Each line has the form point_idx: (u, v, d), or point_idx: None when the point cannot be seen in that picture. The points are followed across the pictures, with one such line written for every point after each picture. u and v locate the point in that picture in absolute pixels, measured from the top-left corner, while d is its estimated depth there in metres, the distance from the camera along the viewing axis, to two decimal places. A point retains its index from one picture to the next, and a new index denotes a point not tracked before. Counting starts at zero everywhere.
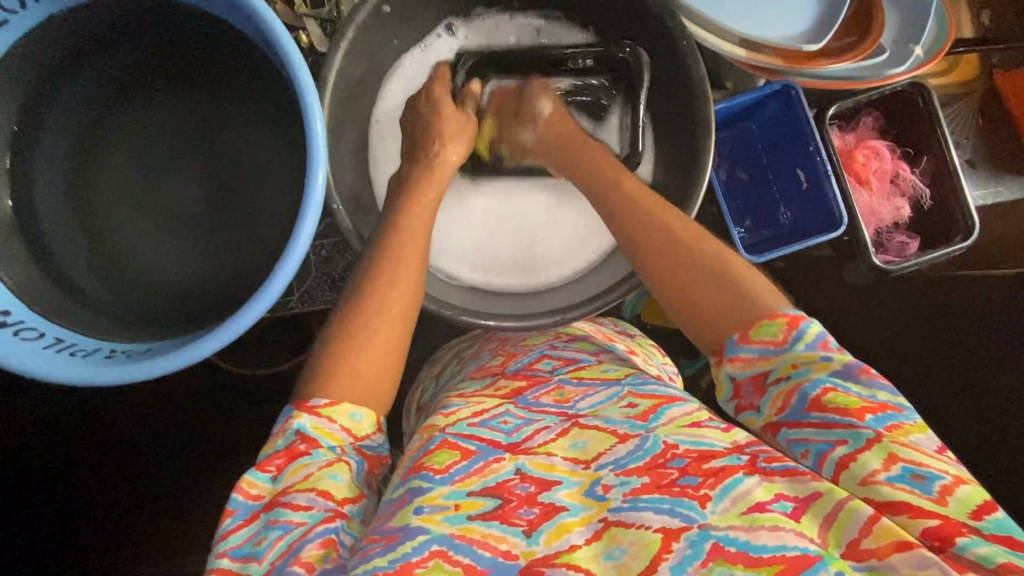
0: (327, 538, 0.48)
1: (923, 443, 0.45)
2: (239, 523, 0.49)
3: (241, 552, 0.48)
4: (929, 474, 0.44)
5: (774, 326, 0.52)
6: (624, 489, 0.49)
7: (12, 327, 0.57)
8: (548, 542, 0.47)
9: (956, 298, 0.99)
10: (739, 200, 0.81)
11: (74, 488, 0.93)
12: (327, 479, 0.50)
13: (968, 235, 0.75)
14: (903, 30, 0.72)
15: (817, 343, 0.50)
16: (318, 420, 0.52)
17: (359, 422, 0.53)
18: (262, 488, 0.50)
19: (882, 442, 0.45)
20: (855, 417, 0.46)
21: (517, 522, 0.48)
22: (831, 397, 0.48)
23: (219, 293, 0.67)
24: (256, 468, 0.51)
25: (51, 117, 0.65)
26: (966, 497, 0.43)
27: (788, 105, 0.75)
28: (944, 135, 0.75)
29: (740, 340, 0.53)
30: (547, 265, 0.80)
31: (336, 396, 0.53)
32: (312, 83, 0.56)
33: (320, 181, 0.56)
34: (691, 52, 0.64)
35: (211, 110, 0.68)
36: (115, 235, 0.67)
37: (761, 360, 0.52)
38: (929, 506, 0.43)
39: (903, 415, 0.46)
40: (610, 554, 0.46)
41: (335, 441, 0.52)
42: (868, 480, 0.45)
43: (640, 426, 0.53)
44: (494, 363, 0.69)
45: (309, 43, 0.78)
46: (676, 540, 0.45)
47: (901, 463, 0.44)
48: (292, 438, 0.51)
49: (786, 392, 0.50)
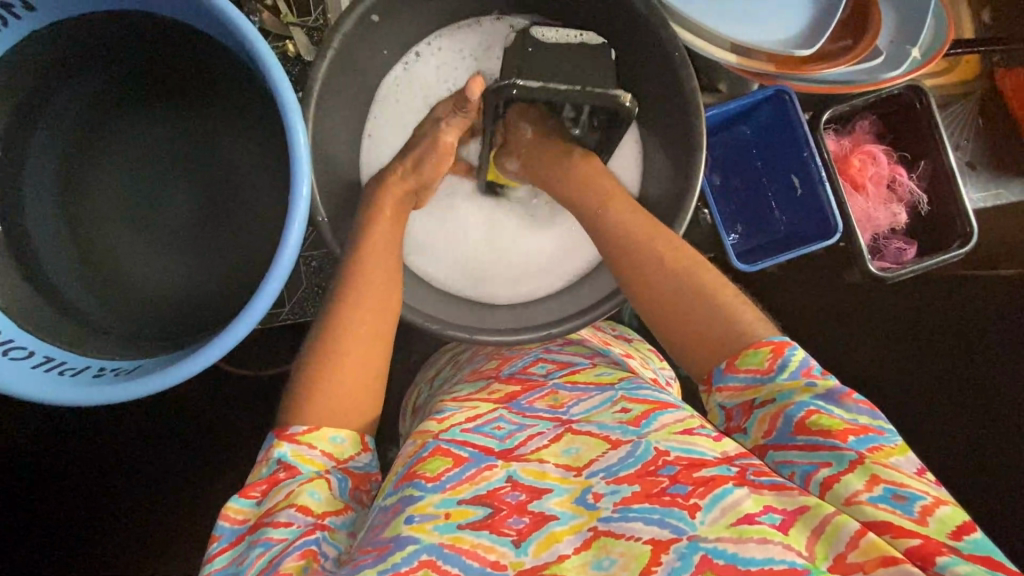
0: (305, 550, 0.47)
1: (903, 466, 0.45)
2: (225, 545, 0.49)
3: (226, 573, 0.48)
4: (909, 495, 0.43)
5: (758, 355, 0.51)
6: (614, 498, 0.48)
7: (1, 346, 0.57)
8: (536, 553, 0.46)
9: (959, 298, 0.98)
10: (734, 205, 0.80)
11: (77, 500, 0.94)
12: (305, 495, 0.50)
13: (965, 242, 0.73)
14: (901, 31, 0.71)
15: (801, 372, 0.50)
16: (298, 447, 0.52)
17: (340, 445, 0.53)
18: (248, 513, 0.51)
19: (864, 463, 0.45)
20: (838, 439, 0.46)
21: (506, 531, 0.48)
22: (814, 420, 0.48)
23: (208, 306, 0.67)
24: (240, 494, 0.51)
25: (37, 134, 0.64)
26: (944, 518, 0.42)
27: (782, 111, 0.74)
28: (942, 141, 0.74)
29: (728, 369, 0.53)
30: (540, 276, 0.80)
31: (316, 422, 0.53)
32: (294, 95, 0.56)
33: (304, 195, 0.56)
34: (683, 63, 0.63)
35: (196, 125, 0.68)
36: (104, 251, 0.67)
37: (747, 389, 0.52)
38: (910, 525, 0.42)
39: (883, 437, 0.46)
40: (599, 564, 0.45)
41: (316, 466, 0.52)
42: (851, 501, 0.45)
43: (632, 432, 0.53)
44: (490, 365, 0.69)
45: (296, 52, 0.77)
46: (665, 552, 0.44)
47: (883, 485, 0.44)
48: (275, 466, 0.51)
49: (771, 414, 0.50)
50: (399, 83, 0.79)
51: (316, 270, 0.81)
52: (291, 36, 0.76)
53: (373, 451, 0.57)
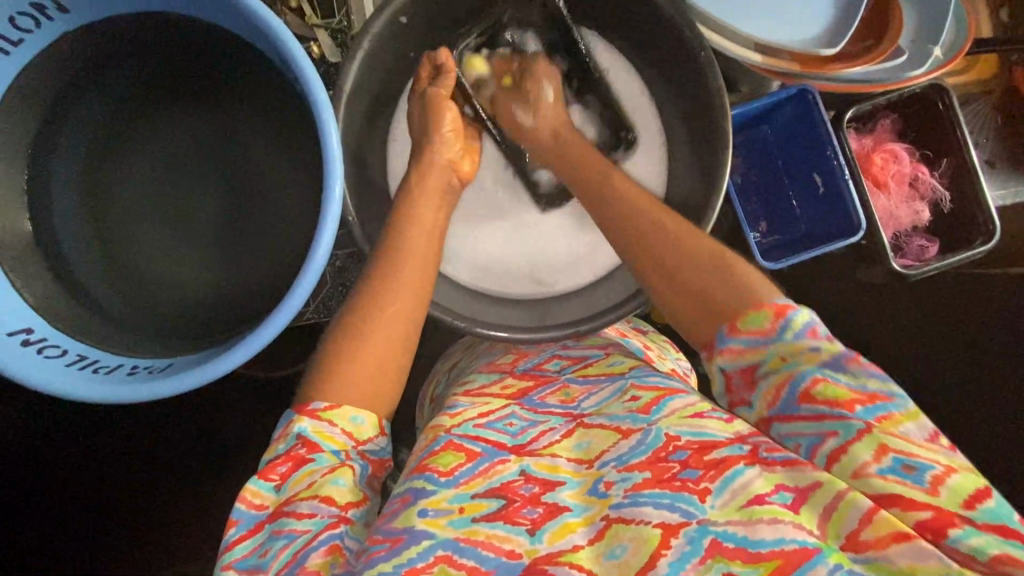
0: (332, 545, 0.48)
1: (913, 433, 0.44)
2: (243, 533, 0.50)
3: (247, 564, 0.48)
4: (919, 465, 0.43)
5: (760, 316, 0.50)
6: (625, 484, 0.49)
7: (36, 345, 0.58)
8: (551, 541, 0.47)
9: (975, 296, 0.98)
10: (755, 202, 0.81)
11: (95, 499, 0.94)
12: (329, 485, 0.50)
13: (988, 239, 0.74)
14: (922, 31, 0.72)
15: (805, 332, 0.49)
16: (318, 423, 0.52)
17: (360, 425, 0.53)
18: (266, 498, 0.51)
19: (872, 433, 0.44)
20: (844, 409, 0.45)
21: (521, 521, 0.48)
22: (821, 390, 0.46)
23: (235, 304, 0.67)
24: (258, 477, 0.51)
25: (67, 136, 0.65)
26: (958, 486, 0.42)
27: (805, 109, 0.74)
28: (965, 136, 0.75)
29: (729, 332, 0.51)
30: (563, 273, 0.80)
31: (338, 399, 0.53)
32: (326, 94, 0.56)
33: (337, 195, 0.56)
34: (710, 64, 0.63)
35: (223, 125, 0.68)
36: (132, 249, 0.67)
37: (749, 351, 0.51)
38: (923, 497, 0.42)
39: (893, 404, 0.45)
40: (611, 553, 0.46)
41: (337, 445, 0.52)
42: (860, 473, 0.44)
43: (642, 420, 0.53)
44: (506, 359, 0.69)
45: (320, 53, 0.77)
46: (674, 536, 0.45)
47: (891, 455, 0.43)
48: (293, 442, 0.52)
49: (777, 385, 0.49)
50: None
51: (340, 268, 0.81)
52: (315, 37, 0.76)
53: (388, 435, 0.56)
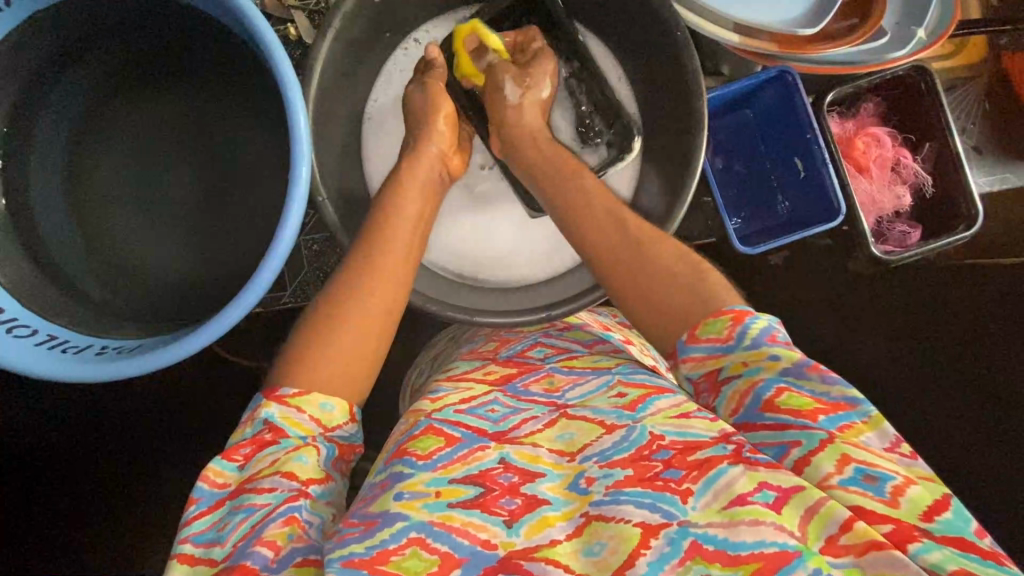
0: (289, 516, 0.47)
1: (873, 442, 0.43)
2: (204, 509, 0.48)
3: (204, 537, 0.47)
4: (881, 475, 0.42)
5: (718, 324, 0.51)
6: (607, 481, 0.48)
7: (5, 324, 0.58)
8: (529, 535, 0.46)
9: (962, 286, 0.97)
10: (734, 189, 0.80)
11: (78, 481, 0.95)
12: (294, 462, 0.49)
13: (970, 225, 0.73)
14: (907, 13, 0.70)
15: (763, 338, 0.49)
16: (286, 409, 0.51)
17: (328, 412, 0.53)
18: (228, 477, 0.50)
19: (834, 443, 0.43)
20: (807, 419, 0.45)
21: (498, 511, 0.47)
22: (784, 398, 0.46)
23: (209, 287, 0.67)
24: (221, 457, 0.50)
25: (40, 115, 0.65)
26: (918, 498, 0.41)
27: (787, 92, 0.73)
28: (947, 121, 0.73)
29: (689, 341, 0.52)
30: (543, 259, 0.79)
31: (307, 386, 0.53)
32: (295, 75, 0.55)
33: (304, 178, 0.56)
34: (686, 44, 0.62)
35: (198, 106, 0.68)
36: (106, 231, 0.67)
37: (709, 359, 0.51)
38: (882, 509, 0.41)
39: (854, 413, 0.44)
40: (589, 550, 0.45)
41: (304, 431, 0.51)
42: (823, 485, 0.43)
43: (627, 416, 0.52)
44: (488, 346, 0.69)
45: (297, 35, 0.76)
46: (655, 537, 0.44)
47: (854, 465, 0.42)
48: (259, 427, 0.51)
49: (741, 391, 0.48)
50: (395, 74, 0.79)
51: (318, 253, 0.81)
52: (292, 18, 0.75)
53: (358, 422, 0.56)
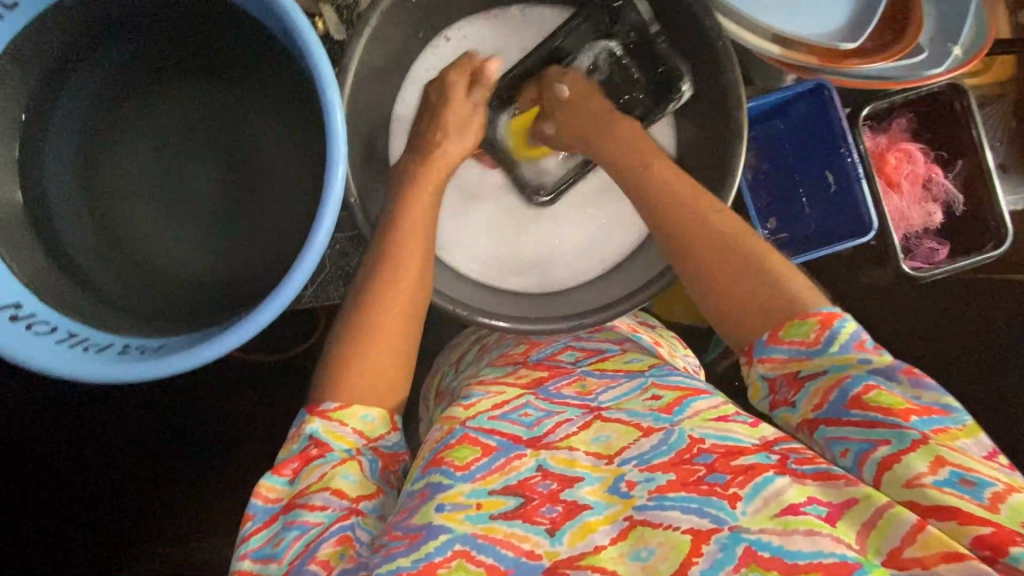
0: (342, 535, 0.47)
1: (971, 449, 0.43)
2: (259, 525, 0.48)
3: (262, 553, 0.47)
4: (978, 480, 0.41)
5: (805, 325, 0.50)
6: (649, 485, 0.47)
7: (24, 321, 0.56)
8: (572, 543, 0.46)
9: (978, 301, 0.98)
10: (765, 197, 0.80)
11: (87, 481, 0.93)
12: (340, 479, 0.49)
13: (999, 243, 0.74)
14: (943, 30, 0.71)
15: (852, 344, 0.48)
16: (329, 423, 0.51)
17: (371, 423, 0.52)
18: (280, 491, 0.50)
19: (928, 444, 0.43)
20: (899, 418, 0.44)
21: (539, 520, 0.47)
22: (873, 396, 0.45)
23: (232, 286, 0.66)
24: (270, 472, 0.50)
25: (59, 107, 0.63)
26: (1018, 505, 0.40)
27: (821, 106, 0.73)
28: (981, 139, 0.74)
29: (770, 340, 0.51)
30: (573, 263, 0.79)
31: (348, 399, 0.52)
32: (332, 73, 0.54)
33: (339, 179, 0.54)
34: (730, 59, 0.62)
35: (224, 101, 0.66)
36: (126, 227, 0.65)
37: (791, 359, 0.50)
38: (982, 513, 0.40)
39: (948, 418, 0.44)
40: (637, 555, 0.44)
41: (348, 443, 0.51)
42: (913, 483, 0.42)
43: (664, 420, 0.51)
44: (519, 350, 0.67)
45: (325, 31, 0.75)
46: (706, 543, 0.43)
47: (949, 467, 0.42)
48: (306, 443, 0.50)
49: (825, 387, 0.48)
50: (424, 71, 0.77)
51: (340, 253, 0.79)
52: (321, 14, 0.74)
53: (401, 431, 0.55)
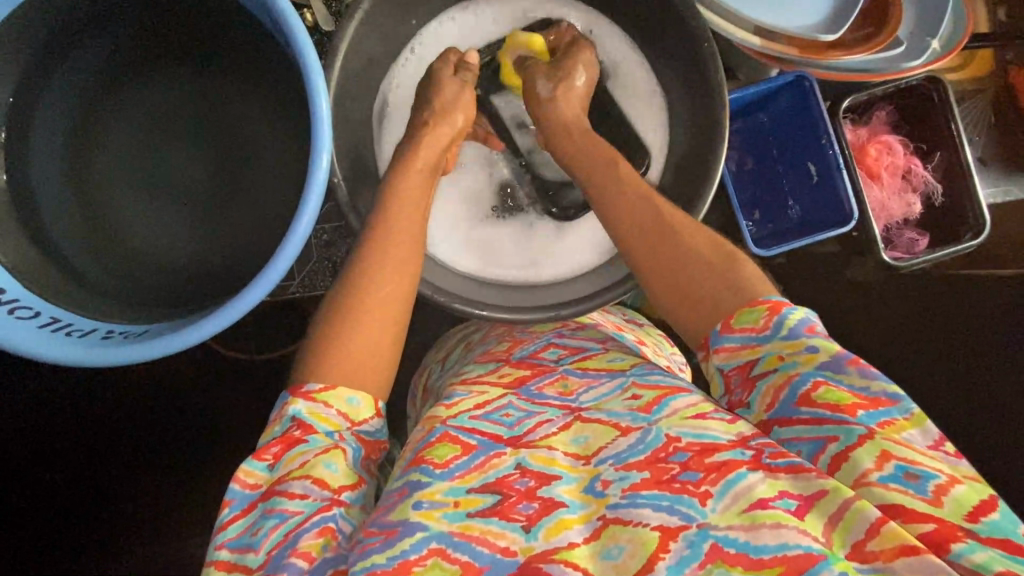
0: (323, 527, 0.47)
1: (916, 440, 0.43)
2: (238, 513, 0.48)
3: (239, 542, 0.47)
4: (923, 474, 0.42)
5: (753, 314, 0.51)
6: (624, 484, 0.47)
7: (7, 305, 0.56)
8: (547, 537, 0.46)
9: (961, 294, 0.99)
10: (749, 190, 0.81)
11: (74, 474, 0.93)
12: (322, 468, 0.49)
13: (977, 234, 0.75)
14: (920, 23, 0.72)
15: (800, 329, 0.49)
16: (314, 405, 0.51)
17: (356, 407, 0.53)
18: (259, 477, 0.49)
19: (874, 438, 0.43)
20: (846, 413, 0.44)
21: (516, 517, 0.47)
22: (821, 392, 0.46)
23: (217, 275, 0.65)
24: (252, 457, 0.50)
25: (45, 91, 0.63)
26: (961, 497, 0.41)
27: (802, 97, 0.74)
28: (959, 132, 0.75)
29: (723, 331, 0.52)
30: (555, 257, 0.79)
31: (332, 381, 0.52)
32: (318, 60, 0.54)
33: (324, 164, 0.54)
34: (712, 54, 0.63)
35: (210, 89, 0.66)
36: (111, 213, 0.65)
37: (743, 350, 0.51)
38: (924, 508, 0.41)
39: (895, 410, 0.44)
40: (608, 553, 0.44)
41: (331, 426, 0.51)
42: (860, 482, 0.43)
43: (642, 419, 0.51)
44: (502, 347, 0.68)
45: (314, 22, 0.75)
46: (674, 540, 0.44)
47: (894, 462, 0.42)
48: (288, 425, 0.50)
49: (776, 385, 0.48)
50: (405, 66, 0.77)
51: (327, 245, 0.79)
52: (309, 4, 0.74)
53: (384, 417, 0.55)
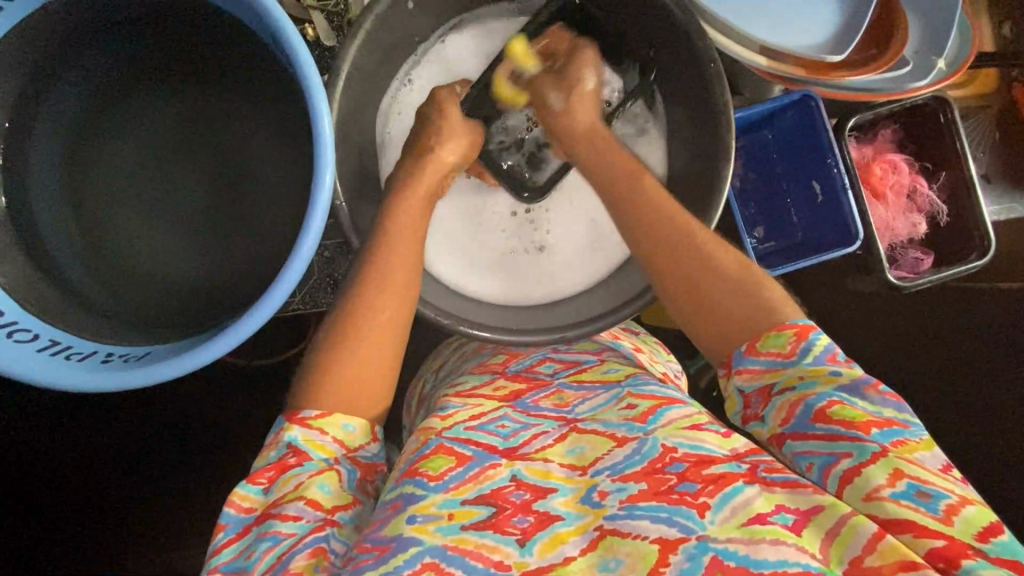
0: (316, 548, 0.47)
1: (928, 461, 0.43)
2: (232, 536, 0.48)
3: (233, 566, 0.47)
4: (934, 493, 0.42)
5: (782, 337, 0.51)
6: (620, 495, 0.47)
7: (6, 328, 0.56)
8: (542, 554, 0.45)
9: (964, 307, 0.99)
10: (753, 207, 0.81)
11: (71, 487, 0.92)
12: (316, 489, 0.48)
13: (984, 254, 0.75)
14: (925, 41, 0.71)
15: (826, 356, 0.49)
16: (309, 432, 0.51)
17: (351, 433, 0.52)
18: (254, 501, 0.49)
19: (887, 456, 0.43)
20: (860, 430, 0.45)
21: (511, 530, 0.46)
22: (836, 409, 0.46)
23: (218, 292, 0.65)
24: (246, 481, 0.50)
25: (42, 111, 0.62)
26: (971, 518, 0.41)
27: (807, 115, 0.74)
28: (965, 148, 0.75)
29: (748, 352, 0.52)
30: (564, 273, 0.78)
31: (328, 408, 0.52)
32: (320, 79, 0.54)
33: (326, 185, 0.53)
34: (718, 75, 0.62)
35: (211, 106, 0.66)
36: (110, 232, 0.65)
37: (766, 372, 0.51)
38: (934, 525, 0.41)
39: (909, 431, 0.45)
40: (605, 565, 0.44)
41: (327, 453, 0.51)
42: (871, 496, 0.43)
43: (638, 429, 0.51)
44: (497, 359, 0.67)
45: (315, 36, 0.75)
46: (673, 552, 0.43)
47: (906, 480, 0.42)
48: (284, 451, 0.50)
49: (792, 402, 0.48)
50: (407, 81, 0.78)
51: (328, 259, 0.79)
52: (311, 19, 0.73)
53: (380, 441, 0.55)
